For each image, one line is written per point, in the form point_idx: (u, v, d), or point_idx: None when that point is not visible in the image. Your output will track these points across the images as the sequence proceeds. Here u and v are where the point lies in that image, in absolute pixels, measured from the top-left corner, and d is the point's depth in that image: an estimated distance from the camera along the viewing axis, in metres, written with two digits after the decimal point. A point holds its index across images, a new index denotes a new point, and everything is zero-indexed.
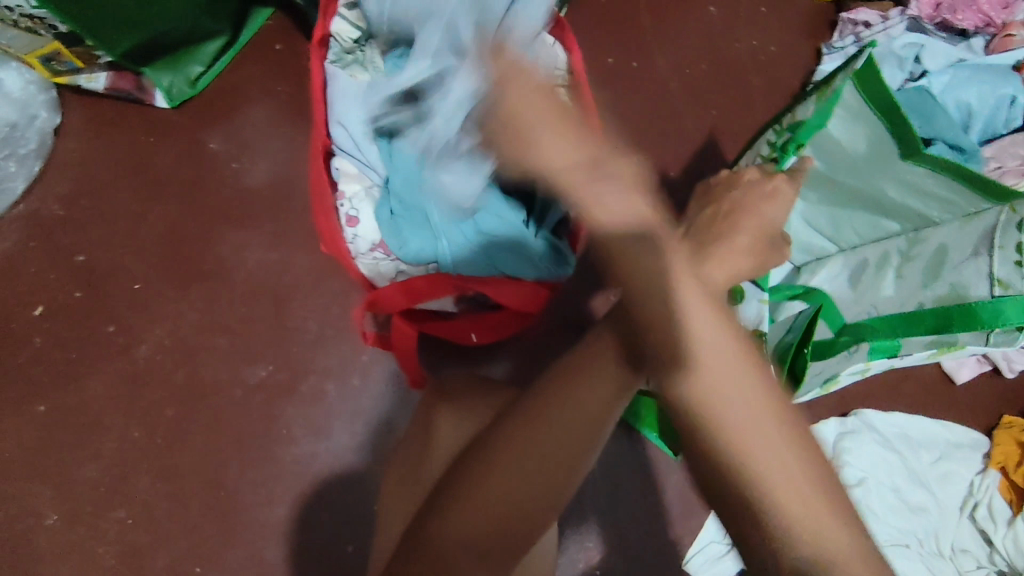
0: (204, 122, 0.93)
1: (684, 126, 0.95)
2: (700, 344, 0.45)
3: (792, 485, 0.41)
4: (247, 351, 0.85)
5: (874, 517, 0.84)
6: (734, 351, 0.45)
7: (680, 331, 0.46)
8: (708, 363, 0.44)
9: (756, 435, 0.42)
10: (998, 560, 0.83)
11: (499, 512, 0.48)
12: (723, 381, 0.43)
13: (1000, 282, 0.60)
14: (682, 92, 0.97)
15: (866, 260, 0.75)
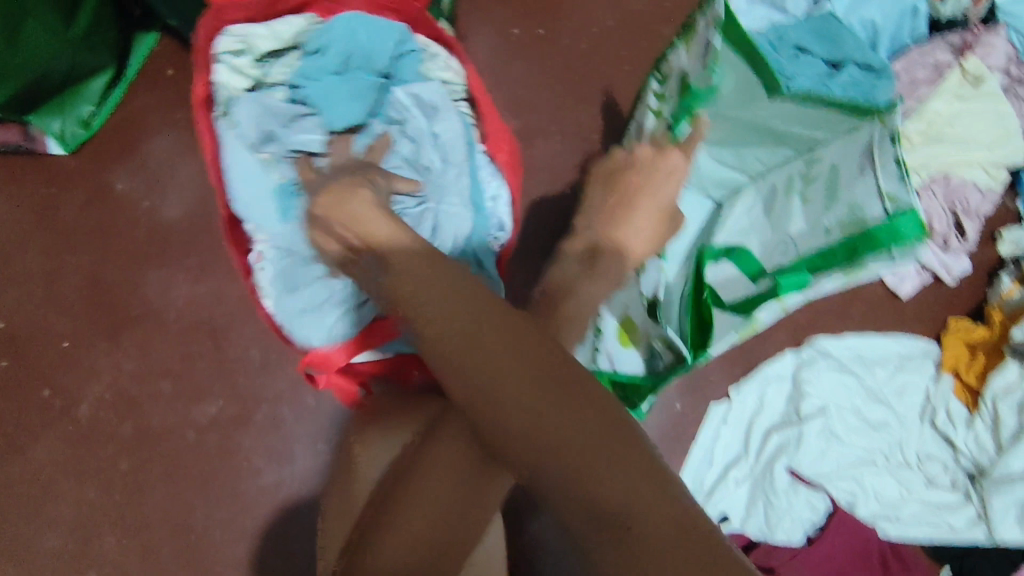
0: (105, 162, 0.89)
1: (598, 87, 0.94)
2: (507, 390, 0.36)
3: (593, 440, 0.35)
4: (192, 391, 0.82)
5: (837, 443, 0.85)
6: (528, 383, 0.36)
7: (481, 373, 0.37)
8: (514, 406, 0.36)
9: (603, 465, 0.33)
10: (965, 462, 0.86)
11: (429, 529, 0.43)
12: (550, 431, 0.35)
13: (889, 197, 0.60)
14: (591, 53, 0.95)
15: (770, 187, 0.75)
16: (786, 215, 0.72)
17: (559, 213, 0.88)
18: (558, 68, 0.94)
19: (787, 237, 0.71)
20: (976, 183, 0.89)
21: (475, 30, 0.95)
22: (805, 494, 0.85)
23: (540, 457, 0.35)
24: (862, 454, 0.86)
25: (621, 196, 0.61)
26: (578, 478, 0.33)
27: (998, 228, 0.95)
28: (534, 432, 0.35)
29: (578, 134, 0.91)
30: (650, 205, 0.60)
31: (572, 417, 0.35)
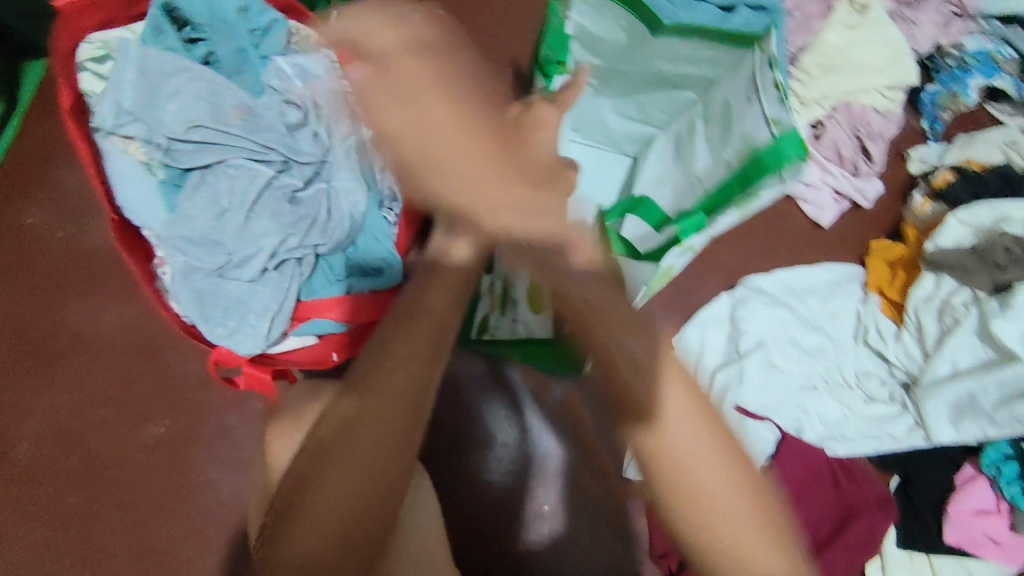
0: (13, 196, 0.87)
1: (506, 58, 0.94)
2: (694, 475, 0.40)
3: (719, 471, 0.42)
4: (137, 413, 0.81)
5: (777, 374, 0.88)
6: (726, 471, 0.40)
7: (682, 451, 0.40)
8: (703, 490, 0.40)
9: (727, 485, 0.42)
10: (900, 374, 0.89)
11: (343, 515, 0.38)
12: (728, 524, 0.40)
13: (773, 121, 0.62)
14: (494, 26, 0.96)
15: (676, 132, 0.76)
16: (692, 154, 0.73)
17: None
18: (464, 45, 0.95)
19: (693, 178, 0.73)
20: (874, 107, 0.93)
21: None
22: (754, 429, 0.85)
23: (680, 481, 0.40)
24: (801, 379, 0.89)
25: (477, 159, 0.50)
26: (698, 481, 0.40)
27: (905, 148, 0.99)
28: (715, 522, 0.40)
29: None
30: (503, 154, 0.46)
31: (752, 510, 0.41)
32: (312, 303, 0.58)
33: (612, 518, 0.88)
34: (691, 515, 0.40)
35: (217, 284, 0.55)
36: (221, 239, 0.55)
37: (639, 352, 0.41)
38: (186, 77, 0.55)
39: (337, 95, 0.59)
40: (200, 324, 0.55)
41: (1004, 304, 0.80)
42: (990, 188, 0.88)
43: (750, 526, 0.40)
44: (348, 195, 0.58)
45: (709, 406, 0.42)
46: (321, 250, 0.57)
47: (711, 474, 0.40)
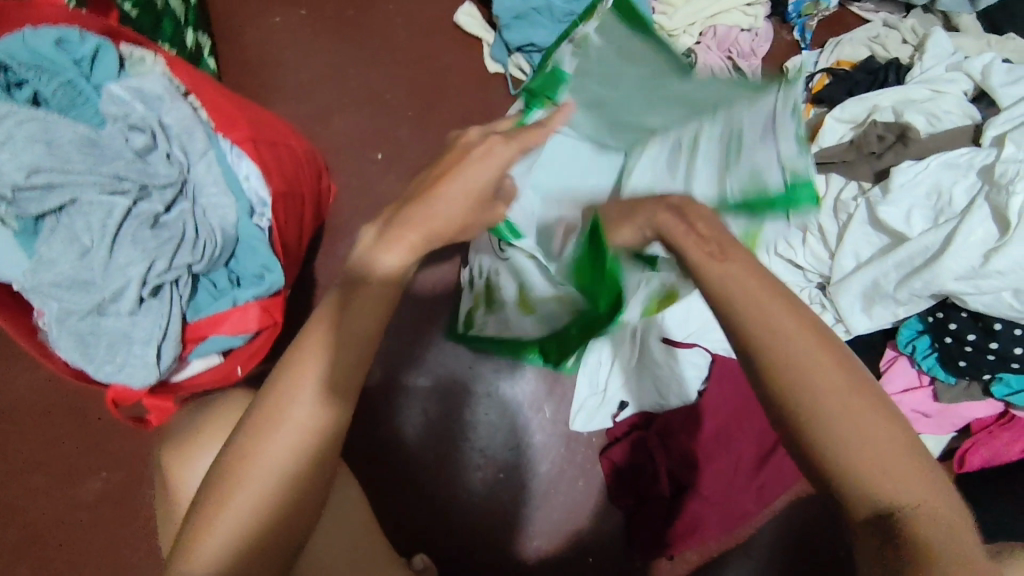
0: None
1: (378, 49, 0.95)
2: (851, 406, 0.39)
3: (864, 443, 0.38)
4: (71, 472, 0.79)
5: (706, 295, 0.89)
6: (868, 412, 0.39)
7: (812, 383, 0.39)
8: (845, 409, 0.38)
9: (867, 431, 0.38)
10: (814, 276, 0.88)
11: (272, 508, 0.41)
12: (876, 441, 0.38)
13: (788, 166, 0.49)
14: (357, 18, 0.96)
15: (672, 143, 0.63)
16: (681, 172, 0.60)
17: (380, 174, 0.90)
18: (332, 38, 0.95)
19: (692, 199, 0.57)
20: (740, 25, 0.95)
21: (239, 30, 0.94)
22: (684, 358, 0.86)
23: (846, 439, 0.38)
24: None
25: (426, 177, 0.49)
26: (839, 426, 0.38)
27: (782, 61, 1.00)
28: (860, 451, 0.38)
29: (374, 94, 0.93)
30: (453, 186, 0.48)
31: (893, 449, 0.38)
32: (201, 322, 0.59)
33: (570, 473, 0.90)
34: (849, 438, 0.38)
35: (99, 323, 0.55)
36: (94, 279, 0.54)
37: (735, 285, 0.41)
38: (19, 123, 0.53)
39: (181, 113, 0.58)
40: (84, 366, 0.54)
41: (885, 189, 0.81)
42: (859, 83, 0.91)
43: (891, 438, 0.39)
44: (217, 209, 0.58)
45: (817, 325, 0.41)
46: (196, 268, 0.57)
47: (841, 395, 0.39)
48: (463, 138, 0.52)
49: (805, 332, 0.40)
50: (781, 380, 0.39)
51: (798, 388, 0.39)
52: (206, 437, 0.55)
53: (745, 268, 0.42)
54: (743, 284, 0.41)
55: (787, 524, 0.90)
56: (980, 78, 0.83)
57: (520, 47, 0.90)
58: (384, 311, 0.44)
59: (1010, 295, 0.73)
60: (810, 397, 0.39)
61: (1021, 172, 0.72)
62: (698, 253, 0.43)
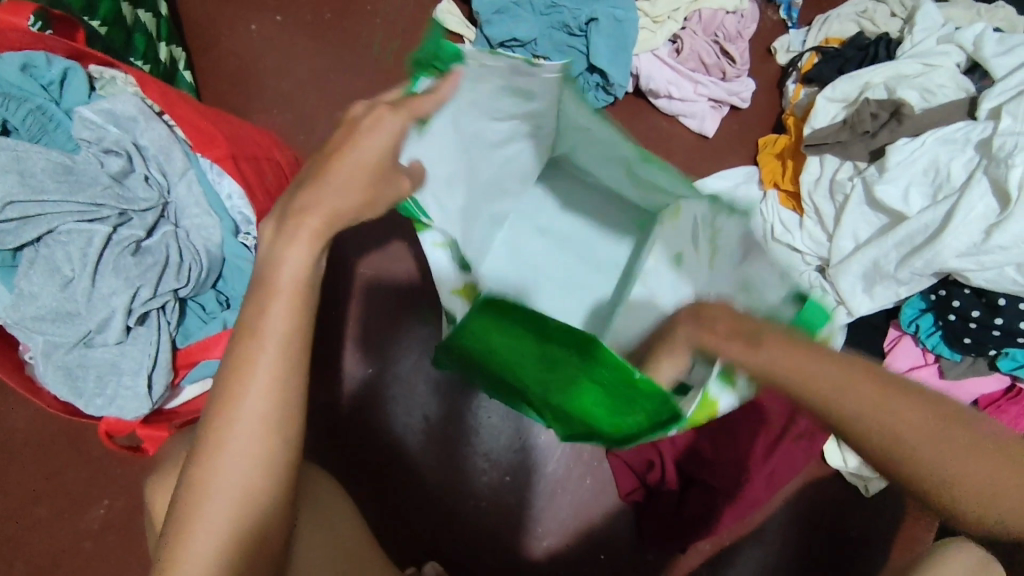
0: None
1: (358, 52, 0.93)
2: (948, 459, 0.40)
3: (968, 473, 0.39)
4: (73, 502, 0.78)
5: None
6: (951, 437, 0.40)
7: (903, 440, 0.40)
8: (943, 461, 0.40)
9: (967, 453, 0.40)
10: (812, 259, 0.87)
11: (240, 519, 0.40)
12: (982, 480, 0.39)
13: (756, 286, 0.51)
14: (334, 20, 0.94)
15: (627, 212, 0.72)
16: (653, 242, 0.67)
17: None
18: (309, 42, 0.93)
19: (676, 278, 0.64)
20: (725, 8, 0.93)
21: (212, 39, 0.92)
22: None
23: (959, 472, 0.39)
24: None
25: (320, 156, 0.46)
26: (943, 471, 0.40)
27: (769, 43, 0.99)
28: (963, 487, 0.39)
29: (356, 98, 0.91)
30: (347, 165, 0.45)
31: (988, 460, 0.40)
32: (193, 347, 0.57)
33: (576, 471, 0.89)
34: (960, 479, 0.39)
35: (86, 355, 0.53)
36: (78, 311, 0.53)
37: (779, 364, 0.42)
38: None
39: (157, 132, 0.56)
40: (74, 400, 0.53)
41: (881, 167, 0.80)
42: (849, 60, 0.89)
43: (994, 469, 0.39)
44: (200, 230, 0.56)
45: (876, 374, 0.41)
46: (182, 293, 0.55)
47: (930, 449, 0.40)
48: (348, 113, 0.49)
49: (880, 395, 0.41)
50: (868, 444, 0.41)
51: (883, 445, 0.41)
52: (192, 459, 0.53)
53: (782, 348, 0.43)
54: (785, 363, 0.42)
55: (797, 508, 0.90)
56: (972, 50, 0.81)
57: (502, 42, 0.88)
58: (305, 314, 0.42)
59: (1013, 270, 0.72)
60: (905, 453, 0.40)
61: (1019, 145, 0.70)
62: (734, 348, 0.44)
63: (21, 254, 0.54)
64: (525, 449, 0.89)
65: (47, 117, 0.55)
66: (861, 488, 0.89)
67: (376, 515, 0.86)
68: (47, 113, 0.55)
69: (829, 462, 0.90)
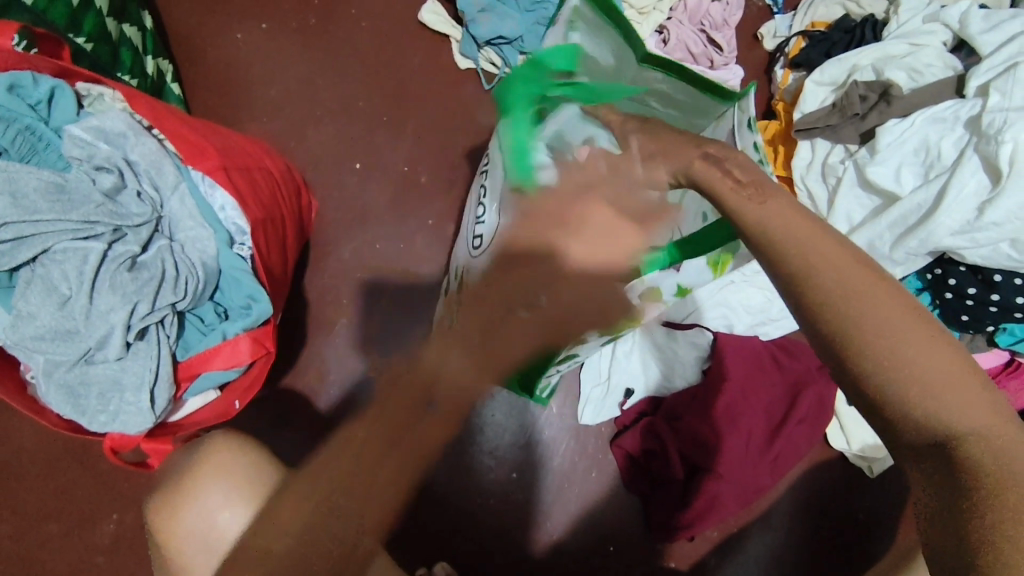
0: None
1: (346, 56, 0.93)
2: (901, 338, 0.35)
3: (919, 363, 0.35)
4: (82, 519, 0.78)
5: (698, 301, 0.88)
6: (916, 330, 0.36)
7: (864, 307, 0.36)
8: (897, 341, 0.35)
9: (919, 347, 0.35)
10: None
11: (330, 538, 0.45)
12: (935, 376, 0.35)
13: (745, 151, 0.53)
14: (320, 26, 0.94)
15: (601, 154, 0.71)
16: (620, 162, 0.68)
17: (361, 185, 0.89)
18: (297, 49, 0.93)
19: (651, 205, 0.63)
20: None
21: (200, 49, 0.92)
22: (685, 338, 0.87)
23: (907, 361, 0.35)
24: (714, 287, 0.88)
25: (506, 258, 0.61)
26: (891, 356, 0.35)
27: (756, 29, 0.99)
28: (915, 380, 0.35)
29: (347, 103, 0.91)
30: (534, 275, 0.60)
31: (947, 362, 0.35)
32: (193, 360, 0.58)
33: (583, 464, 0.89)
34: (911, 369, 0.35)
35: (85, 372, 0.53)
36: (76, 329, 0.53)
37: (770, 213, 0.40)
38: None
39: (148, 147, 0.57)
40: (77, 418, 0.53)
41: (872, 149, 0.80)
42: (836, 42, 0.89)
43: (950, 370, 0.35)
44: (196, 242, 0.57)
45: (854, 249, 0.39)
46: (180, 306, 0.56)
47: (884, 323, 0.36)
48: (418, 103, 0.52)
49: (847, 260, 0.38)
50: (821, 309, 0.37)
51: (827, 300, 0.37)
52: (197, 481, 0.52)
53: (785, 207, 0.40)
54: (774, 211, 0.40)
55: (803, 492, 0.90)
56: (958, 28, 0.81)
57: (489, 40, 0.88)
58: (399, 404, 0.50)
59: (1007, 245, 0.72)
60: (860, 321, 0.36)
61: (1008, 121, 0.70)
62: (741, 194, 0.41)
63: (16, 275, 0.54)
64: (531, 445, 0.89)
65: (37, 137, 0.55)
66: (865, 469, 0.90)
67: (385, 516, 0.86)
68: (37, 133, 0.55)
69: (832, 445, 0.90)
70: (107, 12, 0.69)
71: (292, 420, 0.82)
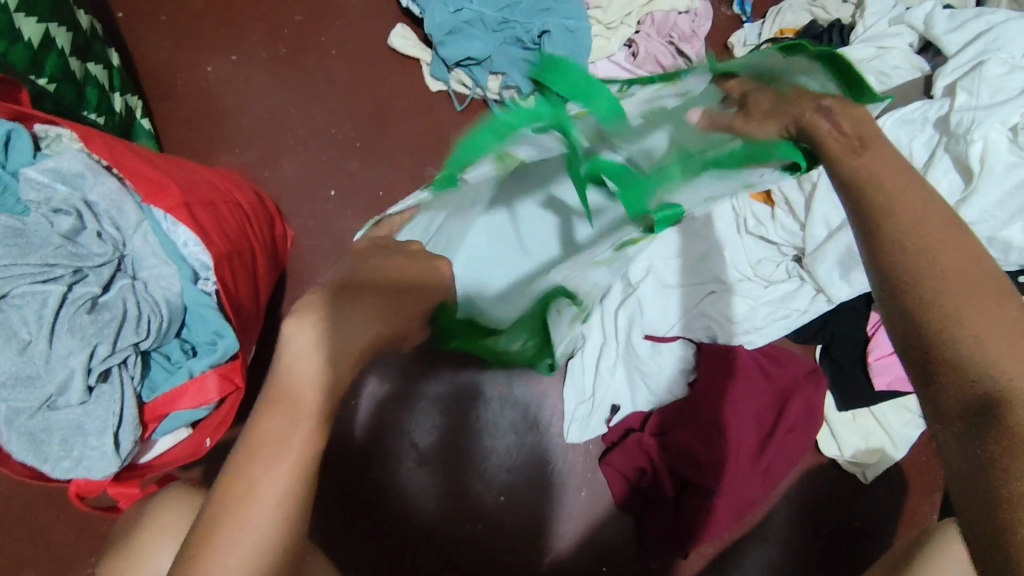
0: None
1: (317, 84, 0.93)
2: (970, 295, 0.37)
3: (981, 319, 0.37)
4: (60, 564, 0.77)
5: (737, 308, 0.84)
6: (982, 289, 0.38)
7: (937, 254, 0.38)
8: (967, 299, 0.37)
9: (981, 305, 0.37)
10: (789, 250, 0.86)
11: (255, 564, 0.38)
12: (995, 335, 0.36)
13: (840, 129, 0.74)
14: (291, 55, 0.94)
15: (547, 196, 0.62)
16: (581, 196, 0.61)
17: (335, 212, 0.89)
18: (269, 78, 0.93)
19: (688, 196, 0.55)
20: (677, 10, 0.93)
21: (170, 84, 0.92)
22: (669, 349, 0.86)
23: (963, 313, 0.37)
24: (748, 319, 0.85)
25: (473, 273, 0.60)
26: (953, 303, 0.37)
27: (725, 39, 0.98)
28: (972, 329, 0.36)
29: (318, 130, 0.91)
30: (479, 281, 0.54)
31: (1006, 322, 0.37)
32: (158, 401, 0.57)
33: (572, 484, 0.88)
34: (964, 319, 0.37)
35: (46, 418, 0.52)
36: (38, 374, 0.52)
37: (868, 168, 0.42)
38: None
39: (106, 186, 0.56)
40: (40, 466, 0.52)
41: None
42: None
43: (1009, 332, 0.37)
44: (159, 280, 0.56)
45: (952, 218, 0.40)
46: (144, 345, 0.55)
47: (954, 275, 0.38)
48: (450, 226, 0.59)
49: (928, 215, 0.40)
50: (897, 255, 0.39)
51: (903, 239, 0.39)
52: (159, 537, 0.52)
53: (881, 159, 0.42)
54: (878, 166, 0.42)
55: (797, 502, 0.89)
56: (924, 29, 0.82)
57: (458, 62, 0.88)
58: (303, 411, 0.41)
59: (983, 244, 0.71)
60: (930, 264, 0.38)
61: (977, 119, 0.70)
62: (829, 151, 0.43)
63: None
64: (519, 467, 0.88)
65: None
66: (859, 475, 0.88)
67: (371, 546, 0.84)
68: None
69: (824, 452, 0.89)
70: (70, 51, 0.69)
71: None
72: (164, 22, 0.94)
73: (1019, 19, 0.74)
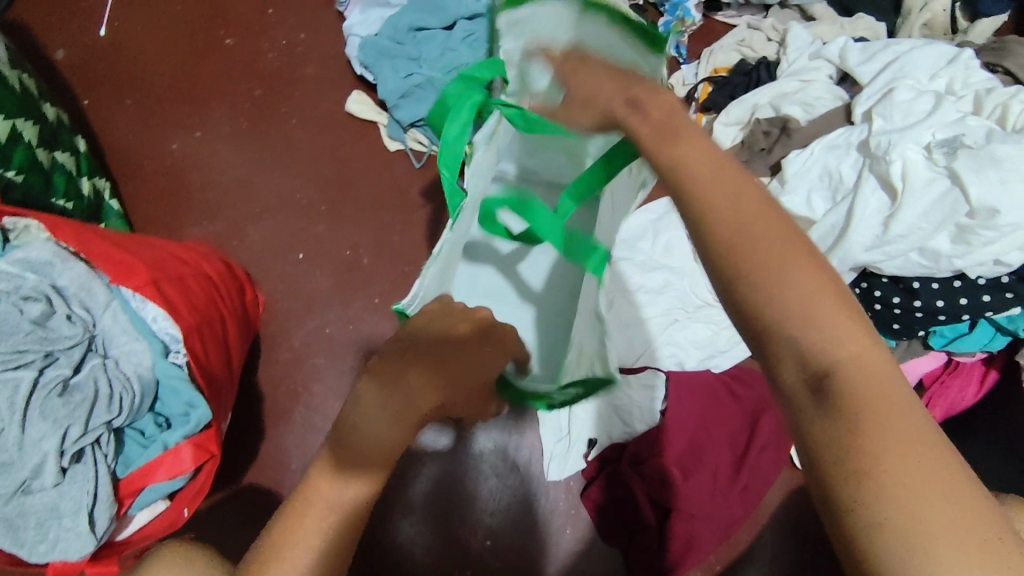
0: None
1: (279, 153, 0.97)
2: (844, 345, 0.35)
3: (835, 353, 0.35)
4: None
5: (698, 324, 0.88)
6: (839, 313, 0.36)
7: (785, 276, 0.36)
8: (826, 326, 0.35)
9: (834, 334, 0.35)
10: None
11: None
12: (858, 365, 0.34)
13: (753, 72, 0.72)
14: (254, 128, 0.98)
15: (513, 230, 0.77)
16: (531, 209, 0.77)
17: (304, 273, 0.91)
18: (234, 150, 0.96)
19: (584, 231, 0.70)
20: None
21: (138, 163, 0.95)
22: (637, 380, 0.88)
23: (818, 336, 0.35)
24: (662, 320, 0.88)
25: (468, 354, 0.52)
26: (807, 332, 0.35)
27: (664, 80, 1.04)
28: (831, 356, 0.34)
29: (284, 196, 0.95)
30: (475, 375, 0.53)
31: (863, 355, 0.35)
32: (133, 475, 0.58)
33: (556, 521, 0.89)
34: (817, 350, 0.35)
35: (22, 504, 0.53)
36: (11, 459, 0.53)
37: (731, 205, 0.38)
38: None
39: (75, 269, 0.58)
40: (17, 551, 0.53)
41: (781, 180, 0.83)
42: (737, 86, 0.96)
43: (864, 366, 0.35)
44: (130, 356, 0.58)
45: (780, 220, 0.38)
46: (116, 422, 0.57)
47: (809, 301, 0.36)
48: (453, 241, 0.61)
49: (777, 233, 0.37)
50: (730, 257, 0.37)
51: (740, 260, 0.37)
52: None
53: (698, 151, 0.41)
54: (737, 204, 0.38)
55: (777, 517, 0.91)
56: (839, 61, 0.88)
57: (412, 123, 0.93)
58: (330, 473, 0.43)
59: (915, 255, 0.75)
60: (772, 291, 0.36)
61: (892, 142, 0.75)
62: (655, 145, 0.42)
63: None
64: (502, 507, 0.89)
65: None
66: None
67: None
68: None
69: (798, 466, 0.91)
70: (37, 143, 0.72)
71: (255, 516, 0.81)
72: (129, 106, 0.97)
73: (922, 48, 0.83)
